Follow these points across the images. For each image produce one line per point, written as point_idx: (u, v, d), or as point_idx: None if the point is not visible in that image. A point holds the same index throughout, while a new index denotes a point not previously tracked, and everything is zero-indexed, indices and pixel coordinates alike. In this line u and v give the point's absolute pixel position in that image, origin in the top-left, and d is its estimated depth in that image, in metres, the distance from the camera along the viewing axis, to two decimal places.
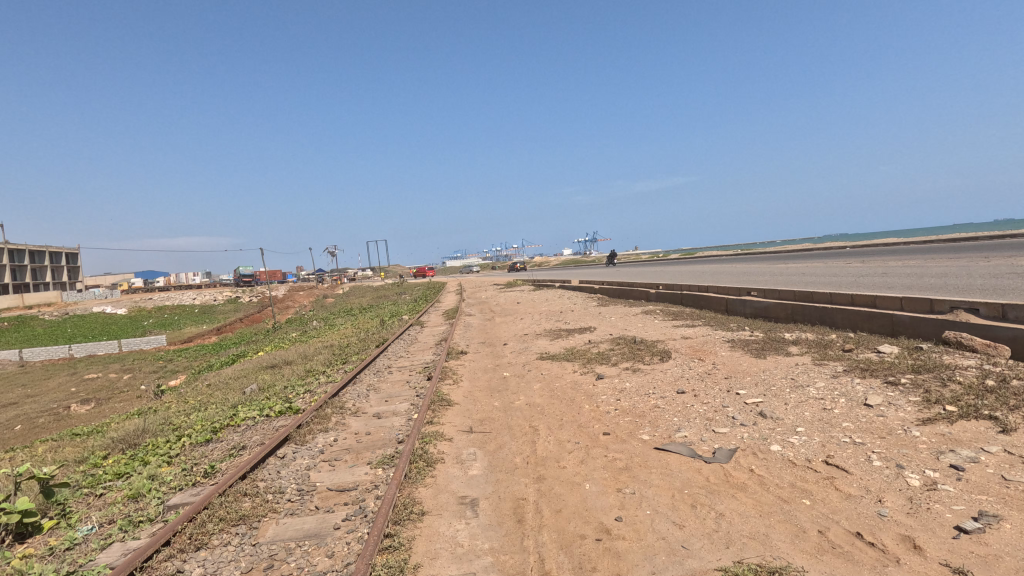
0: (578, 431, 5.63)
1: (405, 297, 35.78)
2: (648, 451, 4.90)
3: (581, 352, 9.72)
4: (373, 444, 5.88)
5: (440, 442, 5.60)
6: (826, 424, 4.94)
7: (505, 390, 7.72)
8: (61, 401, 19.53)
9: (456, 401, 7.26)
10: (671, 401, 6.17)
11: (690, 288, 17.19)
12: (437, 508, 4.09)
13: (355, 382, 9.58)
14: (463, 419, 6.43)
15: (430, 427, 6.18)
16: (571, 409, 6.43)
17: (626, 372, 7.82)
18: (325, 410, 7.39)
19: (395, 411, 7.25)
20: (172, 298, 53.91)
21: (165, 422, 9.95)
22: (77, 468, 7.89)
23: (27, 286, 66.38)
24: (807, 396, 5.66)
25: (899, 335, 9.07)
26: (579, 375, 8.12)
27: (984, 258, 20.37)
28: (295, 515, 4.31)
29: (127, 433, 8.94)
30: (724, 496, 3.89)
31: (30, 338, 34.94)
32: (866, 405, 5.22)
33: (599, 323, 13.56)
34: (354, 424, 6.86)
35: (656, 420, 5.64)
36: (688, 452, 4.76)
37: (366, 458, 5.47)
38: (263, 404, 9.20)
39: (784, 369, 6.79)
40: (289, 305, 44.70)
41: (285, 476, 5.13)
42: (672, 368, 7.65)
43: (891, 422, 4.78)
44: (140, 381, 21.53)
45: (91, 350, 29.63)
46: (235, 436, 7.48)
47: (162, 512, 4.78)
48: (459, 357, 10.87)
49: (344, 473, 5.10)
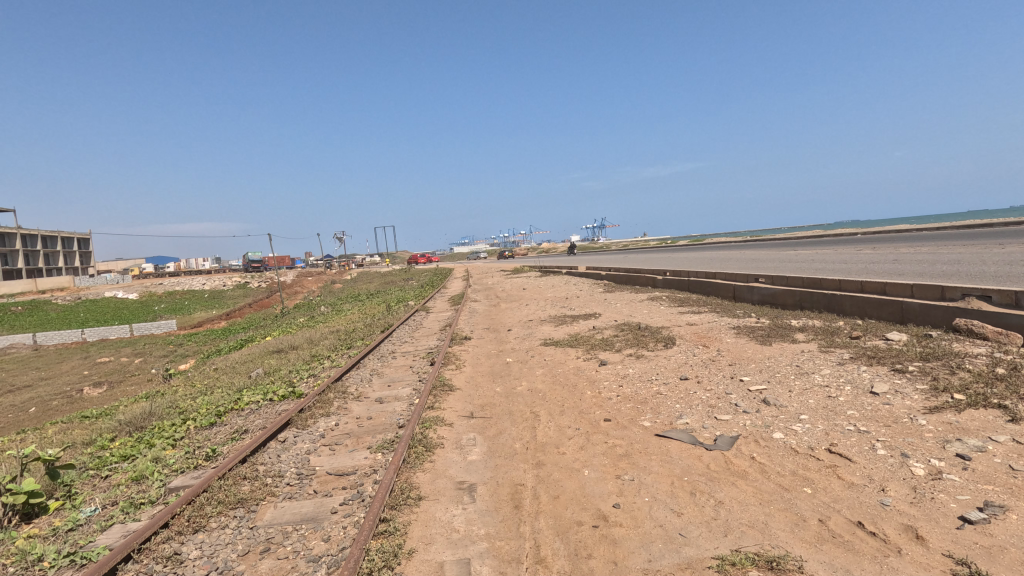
0: (578, 417, 5.59)
1: (412, 283, 35.99)
2: (649, 437, 4.86)
3: (585, 339, 9.66)
4: (374, 429, 5.89)
5: (441, 428, 5.58)
6: (830, 411, 4.87)
7: (507, 376, 7.72)
8: (73, 384, 19.83)
9: (457, 386, 7.24)
10: (673, 388, 6.11)
11: (697, 274, 17.04)
12: (434, 493, 4.07)
13: (359, 366, 9.61)
14: (464, 404, 6.41)
15: (431, 412, 6.17)
16: (572, 395, 6.39)
17: (629, 358, 7.78)
18: (327, 395, 7.41)
19: (397, 396, 7.25)
20: (182, 283, 54.39)
21: (171, 405, 10.07)
22: (85, 449, 8.00)
23: (40, 271, 67.19)
24: (813, 383, 5.59)
25: (909, 323, 8.95)
26: (582, 360, 8.10)
27: (1000, 244, 20.02)
28: (293, 498, 4.32)
29: (134, 416, 9.05)
30: (725, 484, 3.83)
31: (43, 322, 35.53)
32: (872, 392, 5.13)
33: (604, 309, 13.49)
34: (356, 408, 6.87)
35: (658, 406, 5.60)
36: (689, 439, 4.70)
37: (366, 442, 5.48)
38: (267, 389, 9.25)
39: (789, 357, 6.69)
40: (298, 291, 44.97)
41: (285, 460, 5.14)
42: (676, 354, 7.58)
43: (897, 411, 4.70)
44: (151, 365, 21.79)
45: (102, 334, 29.99)
46: (239, 419, 7.53)
47: (164, 494, 4.80)
48: (462, 343, 10.85)
49: (344, 458, 5.11)
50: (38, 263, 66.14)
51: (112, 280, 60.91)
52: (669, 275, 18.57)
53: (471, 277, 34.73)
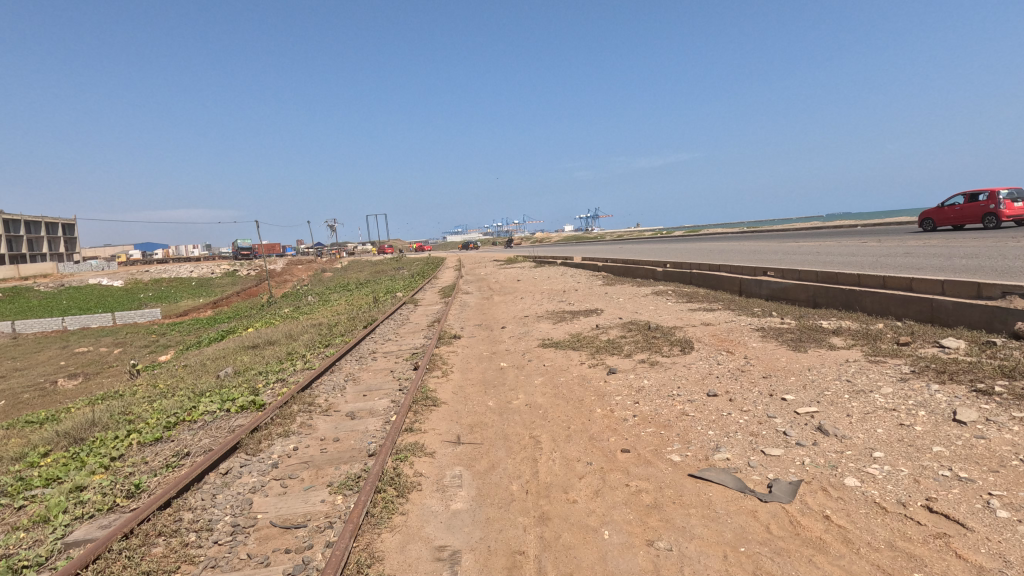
0: (589, 445, 4.55)
1: (402, 273, 34.76)
2: (681, 479, 3.83)
3: (589, 340, 8.58)
4: (338, 457, 4.82)
5: (418, 459, 4.51)
6: (911, 448, 3.86)
7: (502, 385, 6.65)
8: (46, 375, 18.64)
9: (442, 400, 6.15)
10: (702, 407, 5.07)
11: (701, 267, 16.10)
12: (403, 569, 3.01)
13: (334, 370, 8.47)
14: (449, 425, 5.32)
15: (408, 435, 5.10)
16: (580, 414, 5.32)
17: (642, 366, 6.71)
18: (289, 409, 6.30)
19: (372, 410, 6.18)
20: (169, 270, 52.83)
21: (121, 412, 8.92)
22: (10, 468, 6.89)
23: (24, 256, 65.07)
24: (876, 407, 4.57)
25: (943, 325, 8.08)
26: (587, 368, 7.03)
27: (1014, 238, 19.23)
28: (217, 569, 3.26)
29: (74, 428, 7.93)
30: (799, 562, 2.83)
31: (25, 309, 34.18)
32: (956, 422, 4.12)
33: (606, 305, 12.42)
34: (321, 426, 5.79)
35: (686, 433, 4.56)
36: (734, 483, 3.68)
37: (326, 478, 4.43)
38: (227, 395, 8.13)
39: (834, 369, 5.67)
40: (287, 280, 43.49)
41: (220, 504, 4.06)
42: (697, 363, 6.51)
43: (1000, 449, 3.68)
44: (130, 356, 20.62)
45: (83, 323, 28.59)
46: (186, 436, 6.40)
47: (57, 552, 3.70)
48: (451, 343, 9.72)
49: (295, 501, 4.06)
50: (21, 248, 64.15)
51: (98, 266, 59.37)
52: (669, 267, 17.64)
53: (464, 267, 33.41)
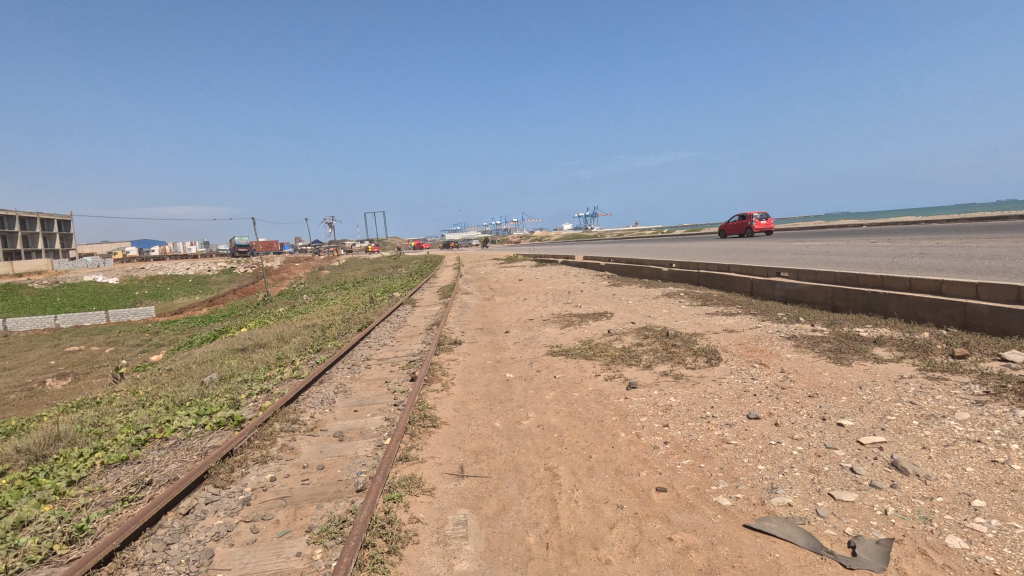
0: (617, 482, 3.84)
1: (400, 271, 34.03)
2: (737, 531, 3.12)
3: (601, 347, 7.87)
4: (321, 492, 4.11)
5: (414, 498, 3.80)
6: (1019, 494, 3.14)
7: (509, 401, 5.93)
8: (34, 375, 17.88)
9: (443, 420, 5.44)
10: (744, 434, 4.37)
11: (709, 267, 15.44)
12: None
13: (324, 380, 7.77)
14: (451, 452, 4.61)
15: (402, 464, 4.39)
16: (601, 440, 4.61)
17: (666, 380, 6.00)
18: (270, 428, 5.58)
19: (363, 430, 5.46)
20: (165, 267, 51.92)
21: (92, 423, 8.18)
22: None
23: (19, 253, 64.01)
24: (956, 438, 3.86)
25: (978, 331, 7.45)
26: (602, 380, 6.33)
27: None
28: None
29: (36, 444, 7.19)
30: None
31: (20, 306, 33.43)
32: None
33: (615, 307, 11.72)
34: (305, 449, 5.08)
35: (732, 468, 3.86)
36: (808, 541, 2.96)
37: (306, 520, 3.71)
38: (205, 406, 7.40)
39: (890, 387, 4.96)
40: (284, 278, 42.64)
41: (175, 559, 3.33)
42: (728, 377, 5.80)
43: None
44: (121, 355, 19.88)
45: (77, 320, 27.85)
46: (153, 458, 5.67)
47: None
48: (452, 349, 9.00)
49: (266, 553, 3.35)
50: (18, 245, 63.30)
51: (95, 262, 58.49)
52: (675, 267, 16.98)
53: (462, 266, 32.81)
